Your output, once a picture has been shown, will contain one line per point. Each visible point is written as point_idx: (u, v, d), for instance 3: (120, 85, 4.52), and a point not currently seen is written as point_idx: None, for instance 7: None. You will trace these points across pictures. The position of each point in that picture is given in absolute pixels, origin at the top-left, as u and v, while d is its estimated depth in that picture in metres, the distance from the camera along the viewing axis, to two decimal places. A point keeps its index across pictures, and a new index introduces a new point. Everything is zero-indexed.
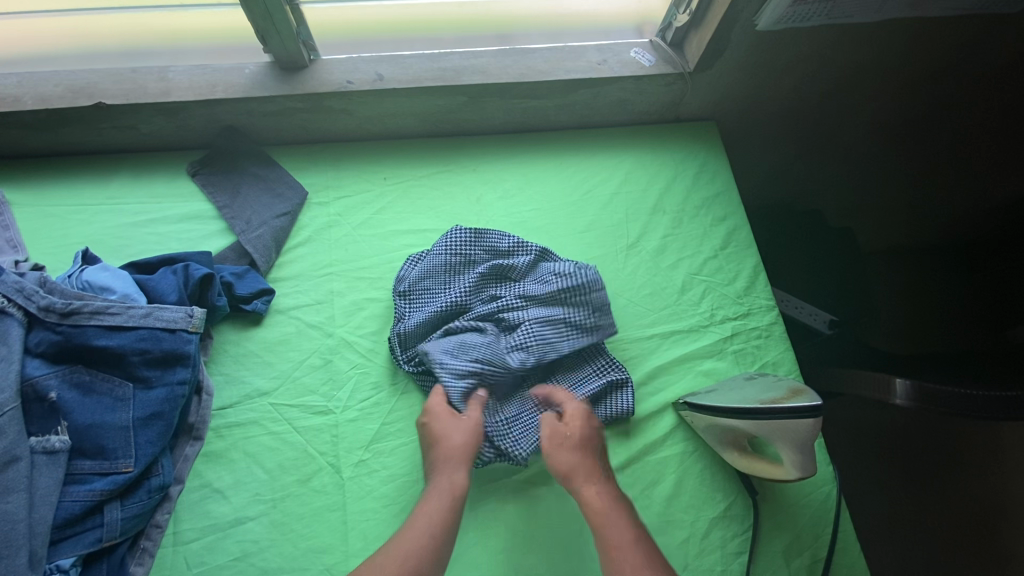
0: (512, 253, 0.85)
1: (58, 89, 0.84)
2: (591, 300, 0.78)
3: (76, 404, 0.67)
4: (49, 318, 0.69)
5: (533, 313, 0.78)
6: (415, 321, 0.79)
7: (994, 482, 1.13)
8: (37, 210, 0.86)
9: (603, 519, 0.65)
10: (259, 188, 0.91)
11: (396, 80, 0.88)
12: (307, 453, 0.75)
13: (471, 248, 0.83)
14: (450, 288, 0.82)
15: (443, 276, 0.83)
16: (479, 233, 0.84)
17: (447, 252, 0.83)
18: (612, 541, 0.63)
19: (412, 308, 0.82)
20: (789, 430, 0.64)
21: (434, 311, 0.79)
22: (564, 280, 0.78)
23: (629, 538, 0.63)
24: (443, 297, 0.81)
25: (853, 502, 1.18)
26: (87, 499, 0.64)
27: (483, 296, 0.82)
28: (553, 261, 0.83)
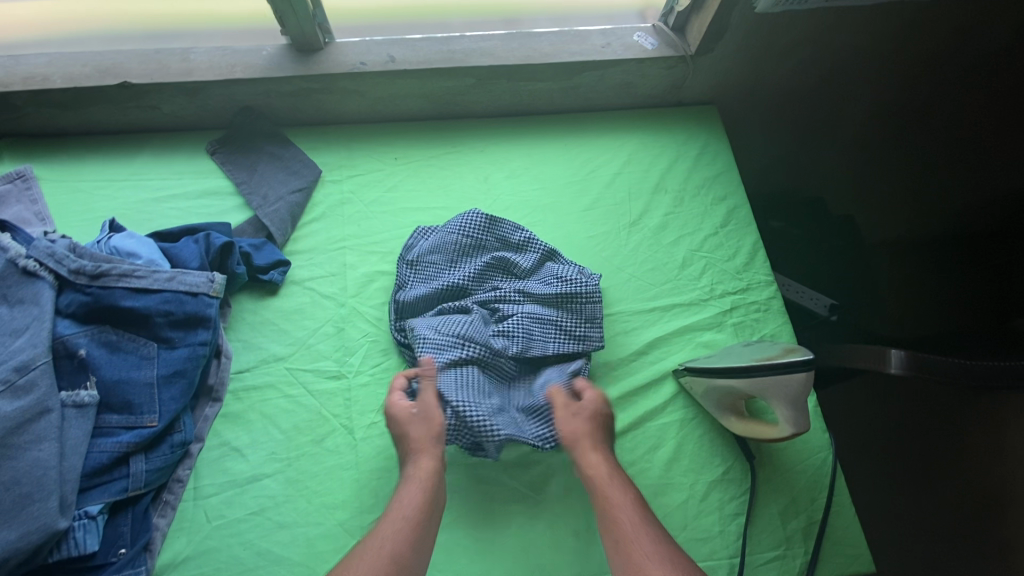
0: (520, 249, 0.87)
1: (86, 69, 0.89)
2: (585, 308, 0.81)
3: (104, 360, 0.71)
4: (80, 280, 0.73)
5: (527, 308, 0.81)
6: (419, 293, 0.82)
7: (997, 470, 1.09)
8: (64, 186, 0.90)
9: (605, 484, 0.67)
10: (275, 166, 0.94)
11: (407, 62, 0.92)
12: (321, 415, 0.78)
13: (484, 234, 0.86)
14: (456, 269, 0.85)
15: (451, 255, 0.86)
16: (494, 220, 0.87)
17: (458, 234, 0.86)
18: (615, 508, 0.65)
19: (415, 278, 0.85)
20: (782, 386, 0.68)
21: (439, 287, 0.83)
22: (568, 285, 0.82)
23: (633, 504, 0.66)
24: (447, 276, 0.84)
25: (852, 491, 1.14)
26: (114, 450, 0.68)
27: (485, 284, 0.84)
28: (559, 262, 0.86)
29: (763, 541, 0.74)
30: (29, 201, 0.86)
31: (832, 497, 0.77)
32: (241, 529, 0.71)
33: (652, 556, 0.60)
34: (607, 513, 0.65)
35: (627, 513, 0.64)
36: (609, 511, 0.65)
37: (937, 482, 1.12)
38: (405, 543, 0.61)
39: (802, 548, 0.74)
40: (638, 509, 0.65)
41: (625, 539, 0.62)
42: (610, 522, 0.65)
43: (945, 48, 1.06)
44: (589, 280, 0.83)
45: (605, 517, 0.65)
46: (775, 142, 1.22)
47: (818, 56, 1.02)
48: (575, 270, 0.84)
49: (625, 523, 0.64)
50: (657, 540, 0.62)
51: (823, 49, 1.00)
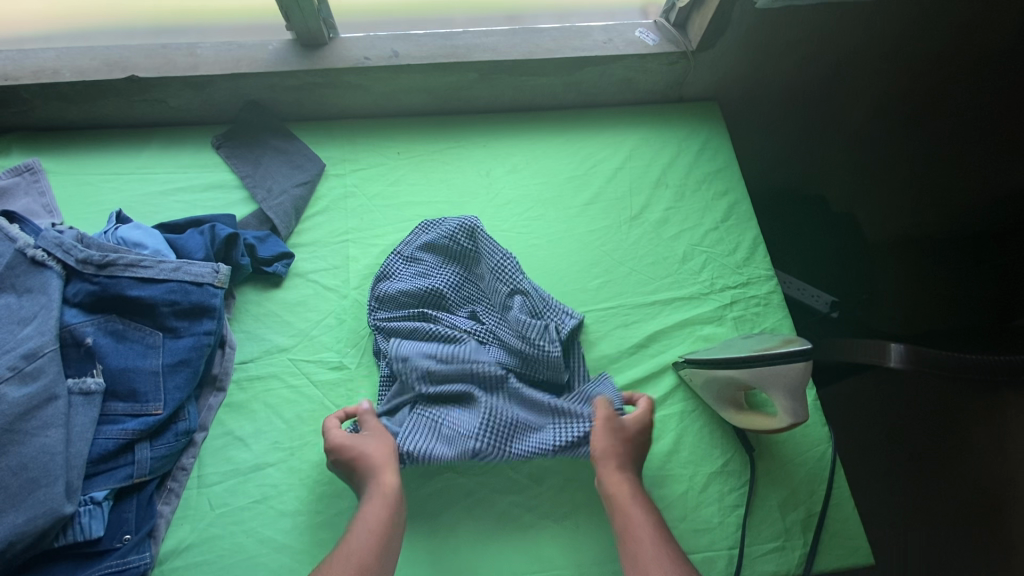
0: (496, 277, 0.84)
1: (94, 63, 0.90)
2: (548, 372, 0.79)
3: (110, 349, 0.72)
4: (87, 270, 0.74)
5: (493, 353, 0.78)
6: (408, 287, 0.82)
7: (999, 471, 1.06)
8: (71, 178, 0.91)
9: (629, 502, 0.68)
10: (279, 160, 0.95)
11: (410, 57, 0.93)
12: (324, 405, 0.79)
13: (469, 248, 0.85)
14: (445, 270, 0.84)
15: (442, 256, 0.85)
16: (476, 231, 0.85)
17: (448, 239, 0.85)
18: (634, 528, 0.66)
19: (405, 269, 0.85)
20: (780, 376, 0.68)
21: (427, 288, 0.82)
22: (531, 345, 0.78)
23: (651, 524, 0.67)
24: (433, 278, 0.83)
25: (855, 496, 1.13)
26: (120, 437, 0.69)
27: (463, 295, 0.83)
28: (527, 301, 0.82)
29: (762, 532, 0.75)
30: (36, 194, 0.87)
31: (831, 489, 0.77)
32: (243, 516, 0.72)
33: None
34: (628, 531, 0.67)
35: (648, 533, 0.66)
36: (630, 531, 0.66)
37: (938, 481, 1.11)
38: (371, 556, 0.62)
39: (801, 540, 0.75)
40: (657, 529, 0.67)
41: (645, 559, 0.64)
42: (631, 541, 0.66)
43: (946, 46, 1.06)
44: (554, 343, 0.79)
45: (627, 535, 0.66)
46: (776, 139, 1.22)
47: (819, 53, 1.02)
48: (541, 327, 0.79)
49: (645, 543, 0.65)
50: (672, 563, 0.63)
51: (824, 45, 1.01)
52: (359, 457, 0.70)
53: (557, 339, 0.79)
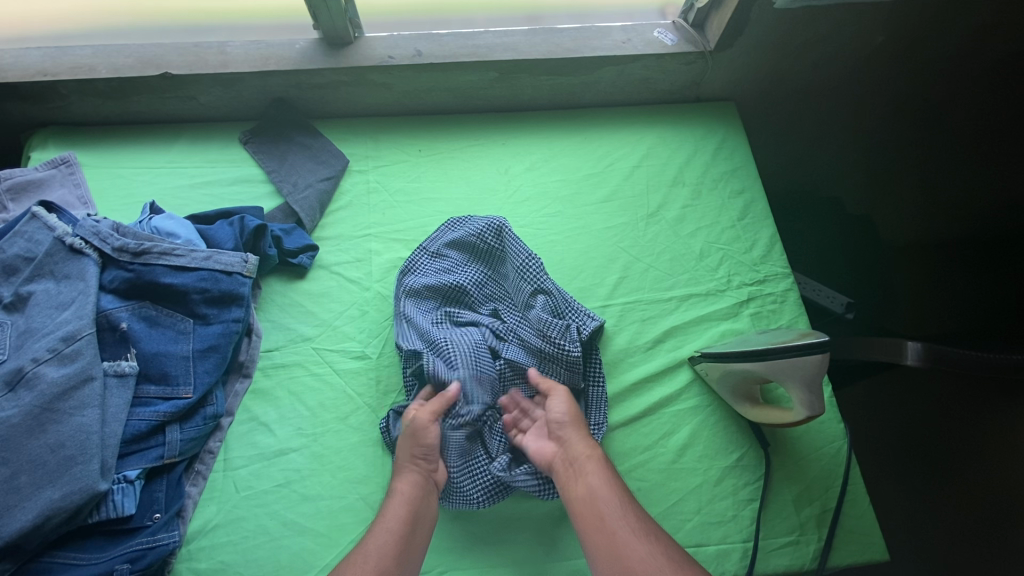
0: (520, 275, 0.85)
1: (129, 60, 0.93)
2: (566, 373, 0.81)
3: (144, 334, 0.74)
4: (123, 257, 0.76)
5: (514, 352, 0.80)
6: (431, 281, 0.85)
7: (1000, 481, 1.09)
8: (105, 171, 0.94)
9: (587, 468, 0.69)
10: (304, 156, 0.98)
11: (433, 55, 0.95)
12: (346, 394, 0.81)
13: (495, 244, 0.87)
14: (470, 268, 0.87)
15: (467, 253, 0.88)
16: (502, 231, 0.87)
17: (475, 236, 0.87)
18: (597, 490, 0.68)
19: (429, 263, 0.87)
20: (798, 368, 0.68)
21: (451, 283, 0.85)
22: (552, 344, 0.80)
23: (613, 485, 0.68)
24: (457, 274, 0.86)
25: (870, 489, 1.11)
26: (152, 419, 0.71)
27: (485, 293, 0.86)
28: (551, 298, 0.84)
29: (776, 527, 0.75)
30: (72, 185, 0.90)
31: (846, 485, 0.78)
32: (268, 499, 0.74)
33: (635, 534, 0.64)
34: (588, 494, 0.67)
35: (609, 491, 0.67)
36: (593, 492, 0.67)
37: (949, 486, 1.10)
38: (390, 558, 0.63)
39: (815, 535, 0.75)
40: (618, 488, 0.68)
41: (609, 519, 0.65)
42: (592, 502, 0.67)
43: (962, 49, 1.07)
44: (575, 343, 0.80)
45: (589, 496, 0.67)
46: (792, 141, 1.23)
47: (835, 54, 1.03)
48: (562, 326, 0.81)
49: (607, 504, 0.66)
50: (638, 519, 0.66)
51: (842, 46, 1.02)
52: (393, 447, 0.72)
53: (578, 339, 0.80)
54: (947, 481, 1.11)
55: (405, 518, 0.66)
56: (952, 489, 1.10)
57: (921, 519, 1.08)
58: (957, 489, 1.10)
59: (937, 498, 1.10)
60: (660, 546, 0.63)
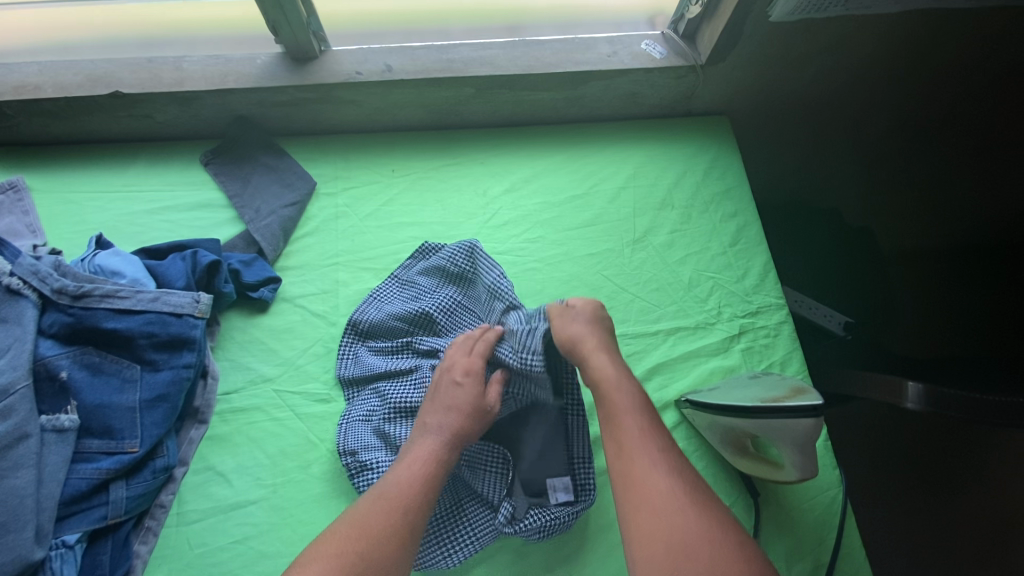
0: (490, 296, 0.81)
1: (78, 78, 0.87)
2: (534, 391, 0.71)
3: (85, 383, 0.69)
4: (63, 299, 0.70)
5: None
6: (394, 314, 0.81)
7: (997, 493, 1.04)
8: (56, 196, 0.88)
9: (610, 387, 0.65)
10: (269, 178, 0.92)
11: (404, 71, 0.89)
12: (309, 440, 0.76)
13: (467, 266, 0.82)
14: (440, 292, 0.82)
15: (436, 278, 0.83)
16: (474, 254, 0.81)
17: (445, 260, 0.82)
18: (615, 406, 0.64)
19: (398, 295, 0.83)
20: (788, 430, 0.61)
21: (415, 309, 0.80)
22: (513, 359, 0.71)
23: (633, 404, 0.63)
24: (424, 301, 0.81)
25: (864, 515, 1.05)
26: (93, 477, 0.66)
27: (453, 320, 0.81)
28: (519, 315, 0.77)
29: None
30: (20, 213, 0.85)
31: (841, 538, 0.72)
32: (222, 558, 0.69)
33: (647, 452, 0.59)
34: (609, 413, 0.64)
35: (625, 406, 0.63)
36: (613, 408, 0.64)
37: (947, 505, 1.04)
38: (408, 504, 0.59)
39: None
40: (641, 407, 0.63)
41: (627, 440, 0.60)
42: (613, 422, 0.63)
43: (972, 60, 1.00)
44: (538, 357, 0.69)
45: (608, 415, 0.64)
46: (788, 154, 1.17)
47: (834, 66, 0.96)
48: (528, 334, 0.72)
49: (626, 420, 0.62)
50: (663, 445, 0.60)
51: (843, 58, 0.95)
52: (455, 400, 0.68)
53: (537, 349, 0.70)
54: (948, 499, 1.05)
55: (427, 479, 0.62)
56: (952, 510, 1.04)
57: (917, 544, 1.02)
58: (958, 510, 1.04)
59: (937, 522, 1.03)
60: (681, 478, 0.57)
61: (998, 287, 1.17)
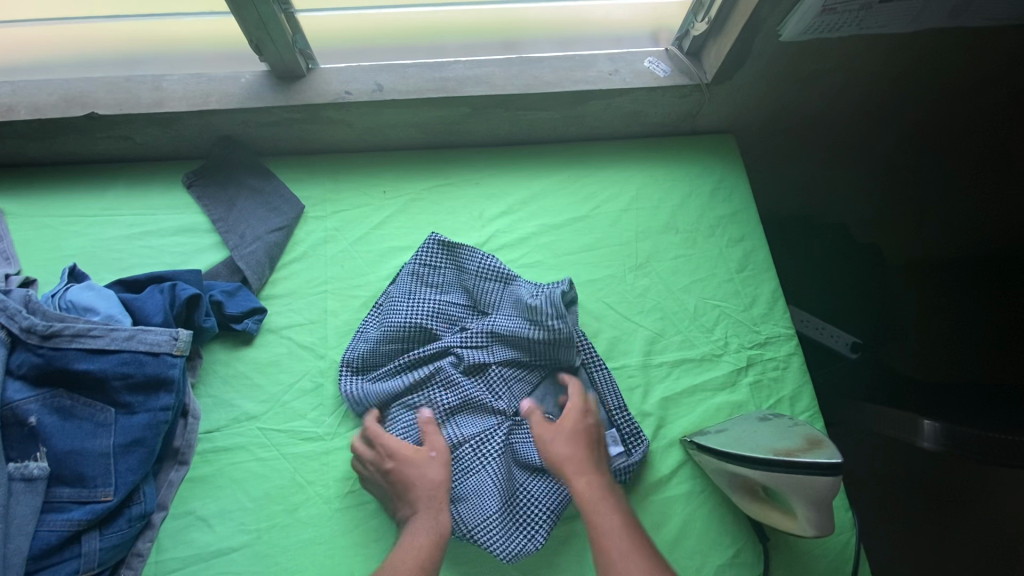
0: (479, 277, 0.80)
1: (53, 99, 0.83)
2: (565, 353, 0.75)
3: (56, 429, 0.65)
4: (31, 339, 0.66)
5: (499, 356, 0.75)
6: (380, 338, 0.76)
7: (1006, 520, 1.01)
8: (31, 221, 0.85)
9: (595, 509, 0.62)
10: (254, 201, 0.88)
11: (395, 91, 0.85)
12: (294, 481, 0.72)
13: (445, 262, 0.81)
14: (421, 300, 0.78)
15: (411, 288, 0.79)
16: (454, 247, 0.81)
17: (415, 263, 0.80)
18: (600, 530, 0.60)
19: (380, 318, 0.79)
20: (802, 487, 0.58)
21: (403, 323, 0.75)
22: (540, 329, 0.73)
23: (619, 527, 0.61)
24: (409, 314, 0.76)
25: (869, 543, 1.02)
26: (64, 529, 0.62)
27: (445, 319, 0.78)
28: (519, 285, 0.79)
29: None
30: None
31: None
32: None
33: None
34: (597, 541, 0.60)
35: (612, 533, 0.60)
36: (600, 536, 0.60)
37: (955, 536, 1.01)
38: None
39: None
40: (626, 530, 0.61)
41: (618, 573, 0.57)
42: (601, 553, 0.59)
43: (985, 80, 0.97)
44: (558, 317, 0.72)
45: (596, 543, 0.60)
46: (796, 171, 1.13)
47: (846, 85, 0.92)
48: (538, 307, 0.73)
49: (612, 548, 0.59)
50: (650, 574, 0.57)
51: (853, 78, 0.91)
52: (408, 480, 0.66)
53: (562, 311, 0.72)
54: (955, 528, 1.02)
55: (433, 553, 0.60)
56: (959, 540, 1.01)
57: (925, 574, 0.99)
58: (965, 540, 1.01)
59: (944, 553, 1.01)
60: None
61: (1001, 301, 1.15)
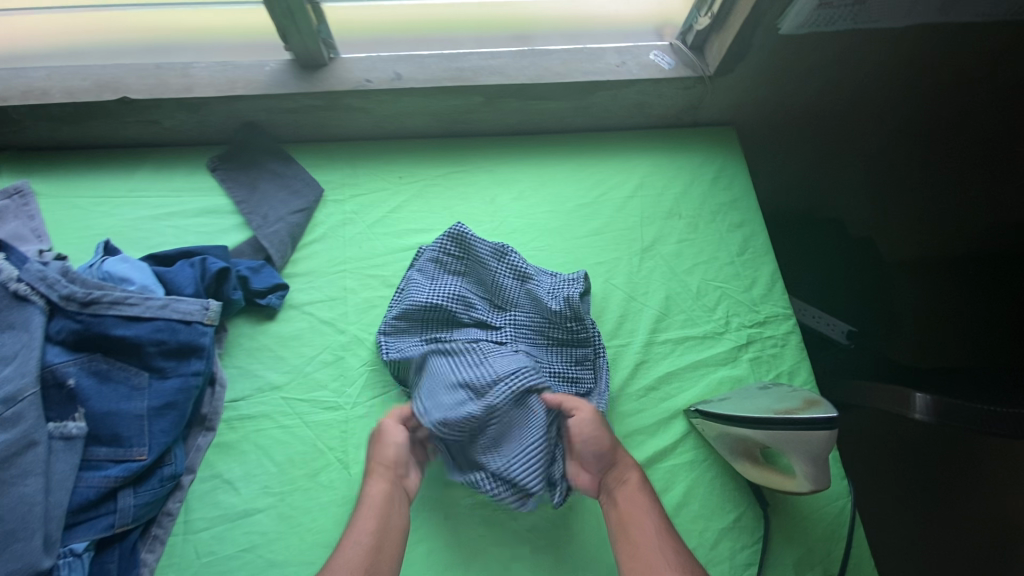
0: (501, 272, 0.82)
1: (86, 84, 0.87)
2: (579, 355, 0.80)
3: (93, 391, 0.68)
4: (70, 306, 0.70)
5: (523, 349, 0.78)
6: (403, 315, 0.80)
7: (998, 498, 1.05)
8: (61, 201, 0.88)
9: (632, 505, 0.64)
10: (276, 184, 0.92)
11: (413, 80, 0.89)
12: (316, 447, 0.76)
13: (463, 253, 0.82)
14: (444, 282, 0.81)
15: (432, 272, 0.82)
16: (469, 241, 0.82)
17: (435, 250, 0.83)
18: (635, 525, 0.63)
19: (403, 296, 0.82)
20: (801, 442, 0.63)
21: (426, 303, 0.78)
22: (559, 329, 0.80)
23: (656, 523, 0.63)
24: (433, 295, 0.79)
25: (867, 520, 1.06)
26: (101, 485, 0.66)
27: (466, 304, 0.79)
28: (538, 284, 0.82)
29: None
30: (25, 218, 0.84)
31: (849, 549, 0.72)
32: (230, 566, 0.68)
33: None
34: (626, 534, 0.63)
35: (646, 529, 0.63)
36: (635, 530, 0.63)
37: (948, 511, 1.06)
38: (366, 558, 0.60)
39: None
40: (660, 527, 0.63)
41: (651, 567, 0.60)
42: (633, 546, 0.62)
43: (974, 76, 1.03)
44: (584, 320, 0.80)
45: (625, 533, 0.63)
46: (796, 163, 1.17)
47: (842, 80, 0.97)
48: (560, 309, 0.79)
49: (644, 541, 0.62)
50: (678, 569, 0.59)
51: (848, 72, 0.96)
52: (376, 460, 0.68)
53: (582, 316, 0.79)
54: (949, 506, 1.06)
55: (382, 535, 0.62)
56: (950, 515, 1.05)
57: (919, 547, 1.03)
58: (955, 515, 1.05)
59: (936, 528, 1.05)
60: None
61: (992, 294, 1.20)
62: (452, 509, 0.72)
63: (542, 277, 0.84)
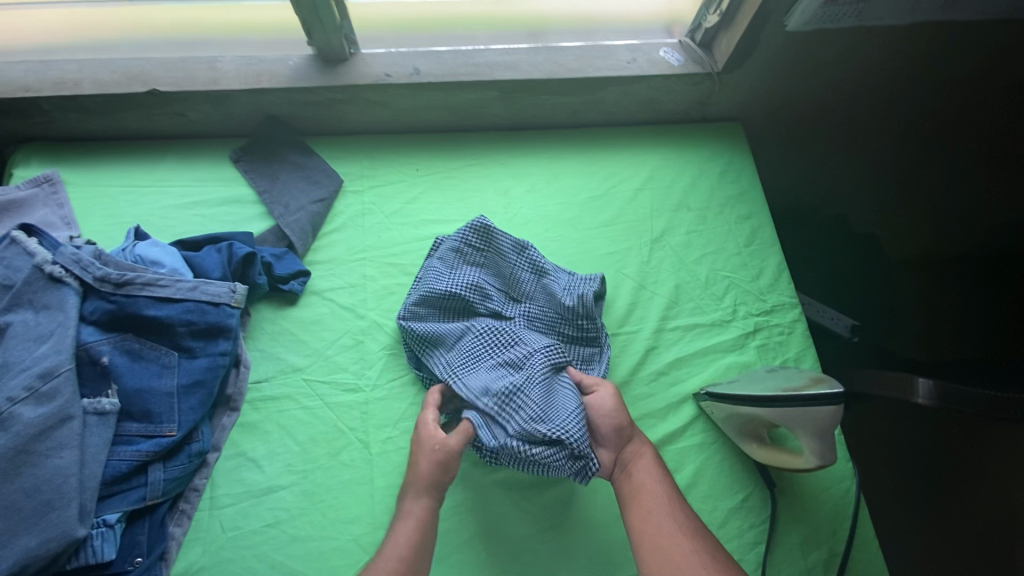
0: (518, 265, 0.85)
1: (115, 76, 0.90)
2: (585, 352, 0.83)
3: (125, 368, 0.71)
4: (105, 288, 0.73)
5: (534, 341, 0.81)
6: (422, 302, 0.81)
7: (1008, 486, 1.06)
8: (89, 190, 0.91)
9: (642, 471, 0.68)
10: (296, 175, 0.94)
11: (431, 74, 0.92)
12: (337, 427, 0.78)
13: (483, 245, 0.84)
14: (462, 272, 0.82)
15: (450, 262, 0.84)
16: (492, 233, 0.83)
17: (456, 241, 0.84)
18: (646, 489, 0.66)
19: (421, 284, 0.84)
20: (808, 419, 0.66)
21: (444, 291, 0.80)
22: (570, 326, 0.83)
23: (666, 489, 0.66)
24: (451, 284, 0.81)
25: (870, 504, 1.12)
26: (133, 459, 0.68)
27: (483, 295, 0.81)
28: (553, 280, 0.85)
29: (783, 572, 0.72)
30: (55, 206, 0.87)
31: (855, 528, 0.74)
32: (255, 540, 0.71)
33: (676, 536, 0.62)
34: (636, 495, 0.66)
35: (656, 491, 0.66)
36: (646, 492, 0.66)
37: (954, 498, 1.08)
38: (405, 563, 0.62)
39: None
40: (670, 492, 0.66)
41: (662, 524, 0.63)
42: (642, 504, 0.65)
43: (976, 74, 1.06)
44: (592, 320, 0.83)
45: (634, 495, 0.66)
46: (801, 159, 1.20)
47: (847, 77, 1.00)
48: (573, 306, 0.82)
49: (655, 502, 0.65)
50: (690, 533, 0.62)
51: (853, 70, 0.99)
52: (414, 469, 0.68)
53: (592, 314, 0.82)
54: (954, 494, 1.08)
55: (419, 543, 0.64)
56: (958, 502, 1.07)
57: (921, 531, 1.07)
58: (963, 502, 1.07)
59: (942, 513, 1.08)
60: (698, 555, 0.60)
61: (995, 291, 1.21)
62: (470, 487, 0.74)
63: (563, 276, 0.87)
